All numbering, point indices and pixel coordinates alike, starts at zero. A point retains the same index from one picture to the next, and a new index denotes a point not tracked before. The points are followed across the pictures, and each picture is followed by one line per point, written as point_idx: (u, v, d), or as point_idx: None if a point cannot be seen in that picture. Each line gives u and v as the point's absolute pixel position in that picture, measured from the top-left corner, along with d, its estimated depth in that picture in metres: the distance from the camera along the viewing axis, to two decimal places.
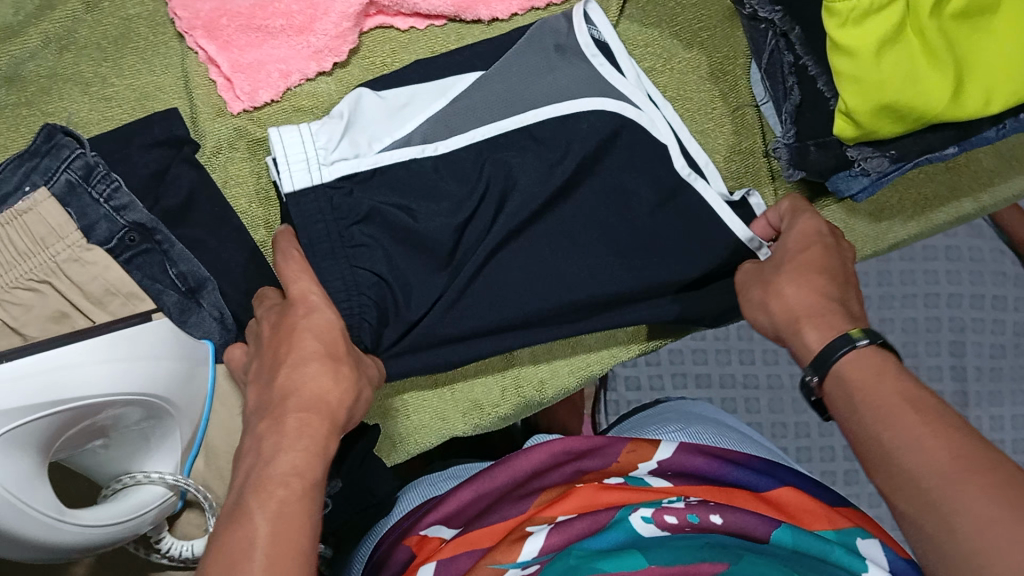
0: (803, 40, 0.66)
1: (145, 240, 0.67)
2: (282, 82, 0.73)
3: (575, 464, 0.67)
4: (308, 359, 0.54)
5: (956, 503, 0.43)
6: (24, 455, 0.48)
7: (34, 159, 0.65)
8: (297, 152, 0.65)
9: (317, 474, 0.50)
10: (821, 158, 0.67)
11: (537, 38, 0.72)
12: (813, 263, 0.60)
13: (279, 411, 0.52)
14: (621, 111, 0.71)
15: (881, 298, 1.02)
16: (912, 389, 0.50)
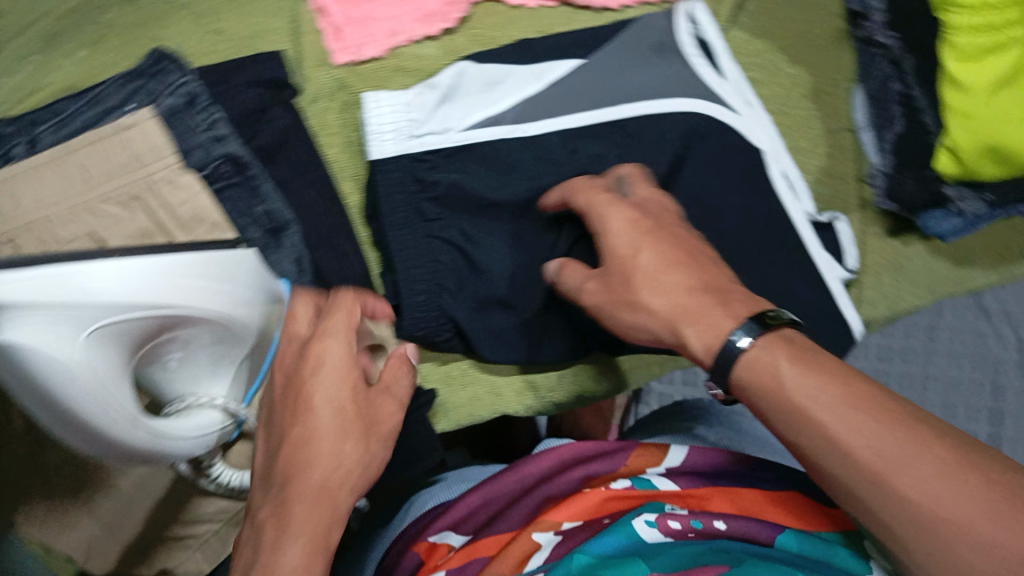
0: (915, 69, 0.66)
1: (237, 173, 0.67)
2: (389, 40, 0.74)
3: (582, 468, 0.64)
4: (310, 437, 0.52)
5: (900, 502, 0.42)
6: (119, 351, 0.48)
7: (141, 80, 0.68)
8: (388, 121, 0.67)
9: (319, 566, 0.49)
10: (917, 191, 0.66)
11: (638, 36, 0.73)
12: (654, 254, 0.55)
13: (274, 509, 0.50)
14: (719, 114, 0.69)
15: (927, 352, 1.01)
16: (822, 378, 0.46)
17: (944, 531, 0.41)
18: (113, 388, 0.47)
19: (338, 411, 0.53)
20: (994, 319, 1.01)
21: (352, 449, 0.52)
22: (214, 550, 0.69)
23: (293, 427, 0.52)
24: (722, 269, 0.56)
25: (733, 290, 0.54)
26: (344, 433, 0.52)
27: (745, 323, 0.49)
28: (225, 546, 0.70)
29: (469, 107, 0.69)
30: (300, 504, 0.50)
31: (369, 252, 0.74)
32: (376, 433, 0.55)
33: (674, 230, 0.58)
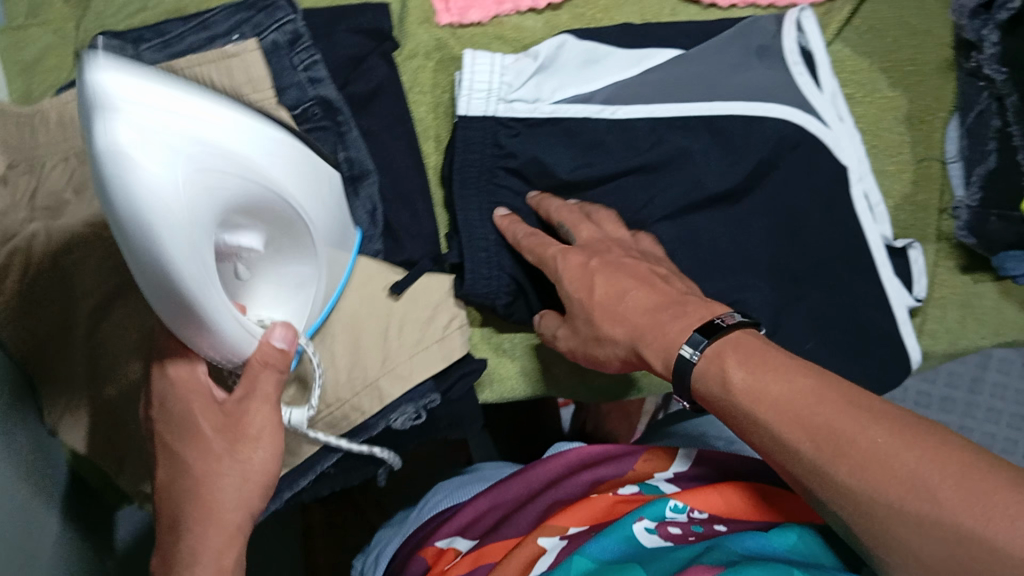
0: (1017, 107, 0.65)
1: (327, 116, 0.69)
2: (494, 8, 0.75)
3: (591, 473, 0.66)
4: (179, 473, 0.53)
5: (835, 486, 0.44)
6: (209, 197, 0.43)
7: (251, 11, 0.69)
8: (483, 79, 0.67)
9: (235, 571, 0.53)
10: (1001, 230, 0.66)
11: (746, 33, 0.71)
12: (624, 281, 0.57)
13: (164, 533, 0.53)
14: (814, 126, 0.69)
15: (943, 399, 1.05)
16: (756, 375, 0.47)
17: (879, 513, 0.42)
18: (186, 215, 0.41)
19: (197, 446, 0.52)
20: None
21: (216, 475, 0.52)
22: None
23: (168, 459, 0.53)
24: (678, 285, 0.57)
25: (689, 298, 0.54)
26: (198, 474, 0.52)
27: (692, 336, 0.50)
28: None
29: (564, 84, 0.69)
30: (182, 538, 0.52)
31: (440, 215, 0.75)
32: (239, 439, 0.52)
33: (625, 259, 0.59)
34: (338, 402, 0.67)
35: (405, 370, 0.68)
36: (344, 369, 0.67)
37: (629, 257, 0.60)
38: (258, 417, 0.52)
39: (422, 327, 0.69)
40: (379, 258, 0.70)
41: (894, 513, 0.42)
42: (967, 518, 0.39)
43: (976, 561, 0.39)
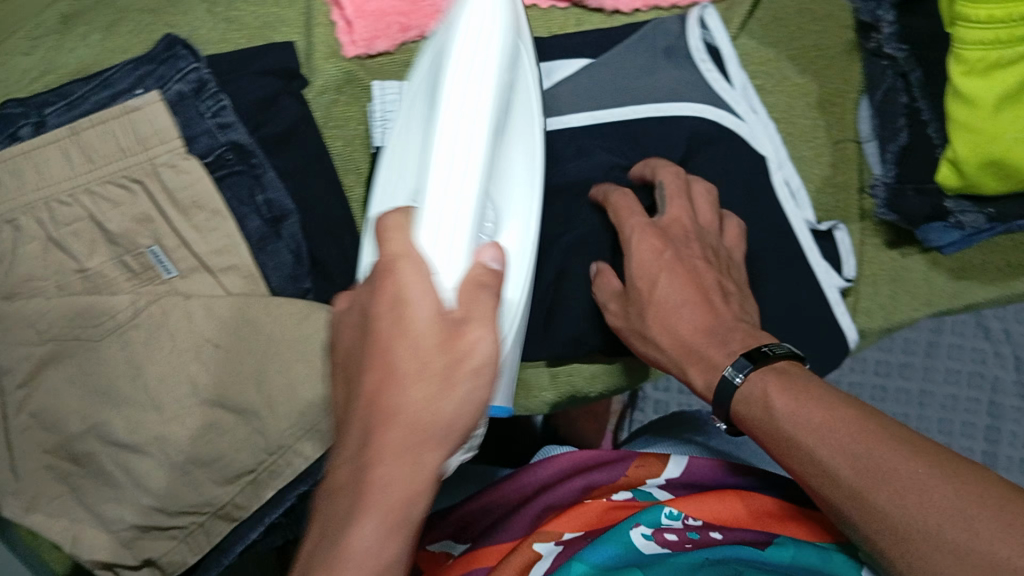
0: (921, 83, 0.66)
1: (240, 161, 0.68)
2: (399, 36, 0.75)
3: (582, 478, 0.65)
4: (393, 384, 0.44)
5: (874, 513, 0.45)
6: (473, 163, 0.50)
7: (152, 65, 0.68)
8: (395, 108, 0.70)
9: (399, 540, 0.43)
10: (918, 205, 0.66)
11: (649, 34, 0.73)
12: (666, 287, 0.59)
13: (357, 458, 0.44)
14: (728, 120, 0.70)
15: (927, 369, 0.99)
16: (799, 400, 0.51)
17: (913, 538, 0.44)
18: (460, 141, 0.50)
19: (420, 361, 0.44)
20: (995, 338, 0.99)
21: (431, 398, 0.44)
22: (201, 543, 0.68)
23: (372, 373, 0.45)
24: (733, 304, 0.60)
25: (741, 325, 0.58)
26: (418, 385, 0.44)
27: (738, 359, 0.54)
28: (209, 541, 0.68)
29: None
30: (378, 471, 0.43)
31: None
32: (464, 368, 0.44)
33: (698, 258, 0.61)
34: (280, 450, 0.67)
35: None
36: (284, 417, 0.66)
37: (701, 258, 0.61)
38: (484, 338, 0.45)
39: None
40: (309, 297, 0.70)
41: (930, 538, 0.43)
42: (1004, 547, 0.41)
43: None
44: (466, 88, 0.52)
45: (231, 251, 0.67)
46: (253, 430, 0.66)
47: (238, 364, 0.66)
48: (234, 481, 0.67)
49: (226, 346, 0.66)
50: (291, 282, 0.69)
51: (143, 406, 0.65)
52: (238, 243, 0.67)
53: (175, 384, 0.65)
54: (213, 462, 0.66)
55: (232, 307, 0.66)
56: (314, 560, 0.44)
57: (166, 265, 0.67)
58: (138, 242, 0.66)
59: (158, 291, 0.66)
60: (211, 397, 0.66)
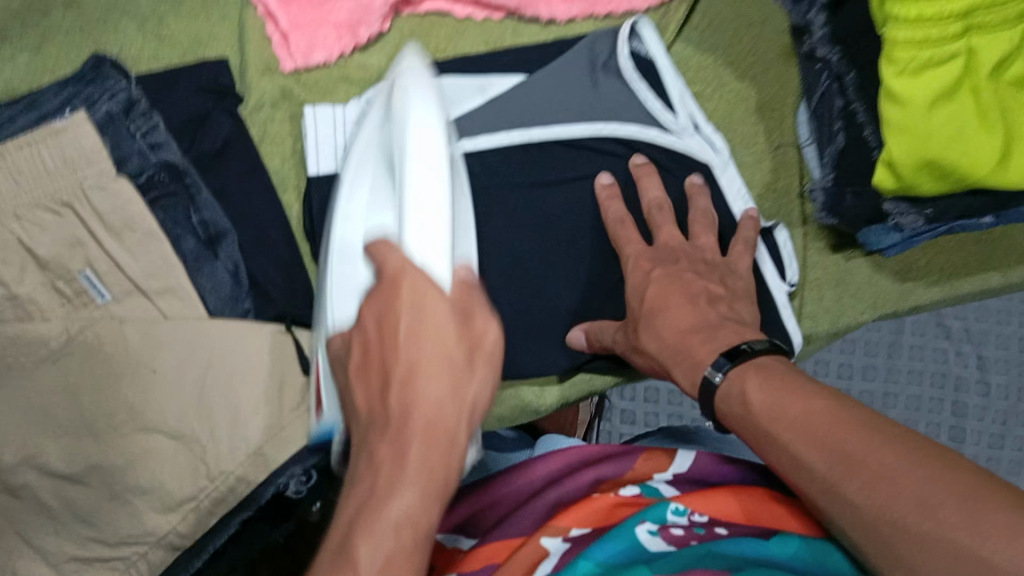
0: (856, 84, 0.65)
1: (174, 181, 0.68)
2: (337, 44, 0.74)
3: (592, 471, 0.63)
4: (421, 371, 0.43)
5: (846, 505, 0.44)
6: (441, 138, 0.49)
7: (80, 85, 0.68)
8: (328, 136, 0.71)
9: (435, 509, 0.43)
10: (856, 207, 0.67)
11: (581, 52, 0.74)
12: (659, 291, 0.63)
13: (392, 439, 0.43)
14: (661, 139, 0.72)
15: (890, 371, 0.94)
16: (773, 395, 0.50)
17: (894, 538, 0.42)
18: (432, 149, 0.48)
19: (442, 351, 0.43)
20: (956, 337, 0.95)
21: (456, 385, 0.43)
22: (143, 573, 0.64)
23: (396, 362, 0.44)
24: (721, 307, 0.62)
25: (726, 322, 0.59)
26: (445, 376, 0.43)
27: (718, 359, 0.55)
28: (152, 570, 0.64)
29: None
30: (411, 452, 0.42)
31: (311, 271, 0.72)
32: (481, 352, 0.45)
33: (689, 272, 0.64)
34: (222, 476, 0.64)
35: (289, 435, 0.66)
36: (224, 439, 0.64)
37: (691, 270, 0.64)
38: (491, 325, 0.46)
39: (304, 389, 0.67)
40: (249, 318, 0.68)
41: (898, 530, 0.42)
42: (966, 537, 0.39)
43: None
44: (430, 109, 0.50)
45: (165, 274, 0.66)
46: (194, 456, 0.64)
47: (172, 390, 0.64)
48: (176, 509, 0.63)
49: (165, 369, 0.64)
50: (232, 303, 0.68)
51: (79, 433, 0.62)
52: (172, 264, 0.66)
53: (113, 410, 0.63)
54: (152, 490, 0.63)
55: (168, 328, 0.65)
56: (354, 539, 0.41)
57: (100, 289, 0.65)
58: (71, 267, 0.64)
59: (92, 317, 0.65)
60: (152, 423, 0.63)
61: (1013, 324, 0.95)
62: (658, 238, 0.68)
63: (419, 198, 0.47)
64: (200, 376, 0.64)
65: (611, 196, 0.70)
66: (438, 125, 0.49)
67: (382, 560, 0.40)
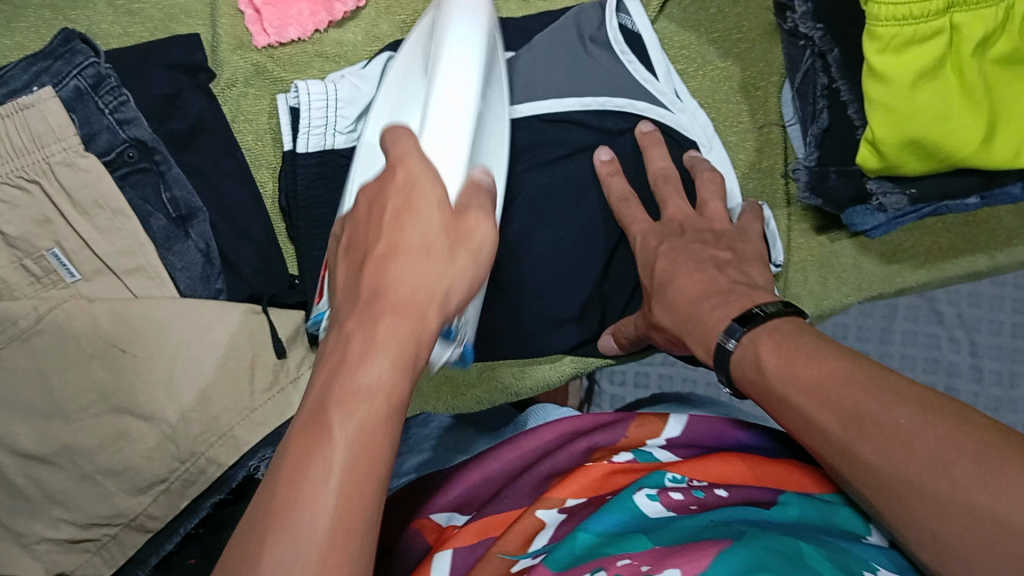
0: (839, 64, 0.64)
1: (143, 158, 0.67)
2: (311, 21, 0.73)
3: (585, 441, 0.60)
4: (398, 248, 0.42)
5: (863, 466, 0.44)
6: (468, 42, 0.54)
7: (48, 60, 0.66)
8: (319, 115, 0.68)
9: (408, 385, 0.40)
10: (840, 187, 0.66)
11: (568, 23, 0.72)
12: (663, 264, 0.63)
13: (363, 312, 0.41)
14: (653, 113, 0.72)
15: (883, 355, 0.88)
16: (789, 359, 0.48)
17: (901, 491, 0.42)
18: (464, 77, 0.52)
19: (426, 238, 0.43)
20: (949, 323, 0.89)
21: (437, 267, 0.42)
22: (114, 556, 0.63)
23: (379, 243, 0.43)
24: (735, 272, 0.61)
25: (737, 287, 0.58)
26: (423, 253, 0.42)
27: (730, 326, 0.53)
28: (125, 553, 0.63)
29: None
30: (386, 322, 0.40)
31: (288, 252, 0.73)
32: (468, 243, 0.44)
33: (694, 244, 0.63)
34: (192, 457, 0.63)
35: (261, 416, 0.65)
36: (195, 420, 0.63)
37: (697, 241, 0.64)
38: (483, 226, 0.45)
39: (275, 364, 0.66)
40: (221, 298, 0.68)
41: (914, 491, 0.41)
42: (983, 495, 0.39)
43: (1000, 542, 0.38)
44: (468, 29, 0.55)
45: (135, 253, 0.65)
46: (165, 438, 0.62)
47: (146, 371, 0.62)
48: (146, 491, 0.62)
49: (134, 351, 0.62)
50: (205, 281, 0.68)
51: (47, 413, 0.61)
52: (143, 243, 0.65)
53: (82, 393, 0.61)
54: (122, 471, 0.62)
55: (139, 307, 0.63)
56: (327, 410, 0.38)
57: (69, 267, 0.64)
58: (38, 246, 0.63)
59: (62, 295, 0.63)
60: (123, 404, 0.62)
61: (1005, 311, 0.89)
62: (665, 212, 0.67)
63: (445, 96, 0.51)
64: (170, 357, 0.63)
65: (612, 171, 0.69)
66: (473, 62, 0.53)
67: (355, 430, 0.37)
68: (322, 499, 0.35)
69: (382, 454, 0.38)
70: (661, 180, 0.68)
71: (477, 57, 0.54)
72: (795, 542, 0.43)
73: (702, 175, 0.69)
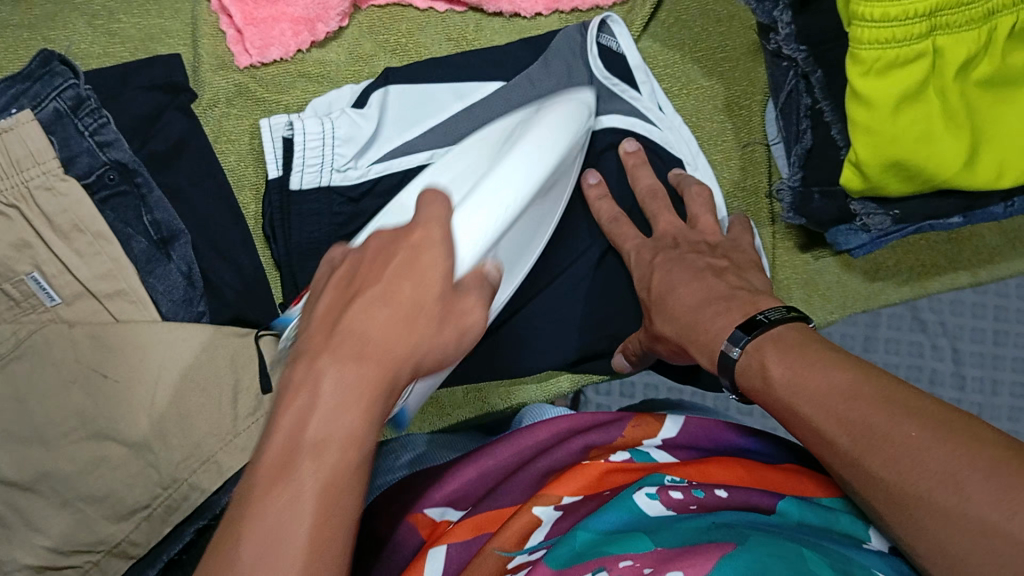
0: (823, 84, 0.64)
1: (124, 180, 0.66)
2: (293, 41, 0.73)
3: (582, 438, 0.59)
4: (389, 301, 0.41)
5: (871, 478, 0.43)
6: (545, 147, 0.56)
7: (25, 83, 0.65)
8: (315, 148, 0.67)
9: (374, 439, 0.39)
10: (824, 208, 0.66)
11: (564, 39, 0.72)
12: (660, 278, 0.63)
13: (336, 359, 0.39)
14: (641, 129, 0.72)
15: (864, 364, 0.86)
16: (795, 368, 0.49)
17: (908, 505, 0.42)
18: (525, 171, 0.53)
19: (419, 303, 0.41)
20: (932, 331, 0.87)
21: (421, 336, 0.41)
22: None
23: (372, 287, 0.42)
24: (734, 279, 0.60)
25: (738, 293, 0.58)
26: (409, 314, 0.41)
27: (735, 333, 0.54)
28: None
29: (388, 138, 0.69)
30: (357, 368, 0.39)
31: (272, 275, 0.73)
32: (456, 321, 0.43)
33: (691, 253, 0.64)
34: (174, 484, 0.62)
35: (245, 441, 0.64)
36: (177, 446, 0.62)
37: (693, 251, 0.64)
38: (478, 313, 0.44)
39: (258, 393, 0.65)
40: (203, 321, 0.67)
41: (922, 504, 0.41)
42: (995, 512, 0.38)
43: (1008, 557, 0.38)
44: (550, 135, 0.56)
45: (115, 276, 0.64)
46: (146, 464, 0.62)
47: (127, 396, 0.62)
48: (128, 517, 0.62)
49: (115, 376, 0.62)
50: (185, 305, 0.67)
51: (27, 442, 0.60)
52: (123, 266, 0.64)
53: (63, 418, 0.61)
54: (103, 498, 0.61)
55: (119, 331, 0.62)
56: (300, 449, 0.37)
57: (48, 291, 0.63)
58: (17, 270, 0.62)
59: (42, 320, 0.63)
60: (104, 429, 0.61)
61: (987, 320, 0.88)
62: (656, 226, 0.67)
63: (499, 180, 0.52)
64: (152, 384, 0.62)
65: (600, 195, 0.69)
66: (545, 162, 0.55)
67: (325, 479, 0.36)
68: (283, 551, 0.35)
69: (344, 521, 0.37)
70: (648, 197, 0.69)
71: (549, 160, 0.55)
72: (799, 548, 0.43)
73: (690, 190, 0.69)
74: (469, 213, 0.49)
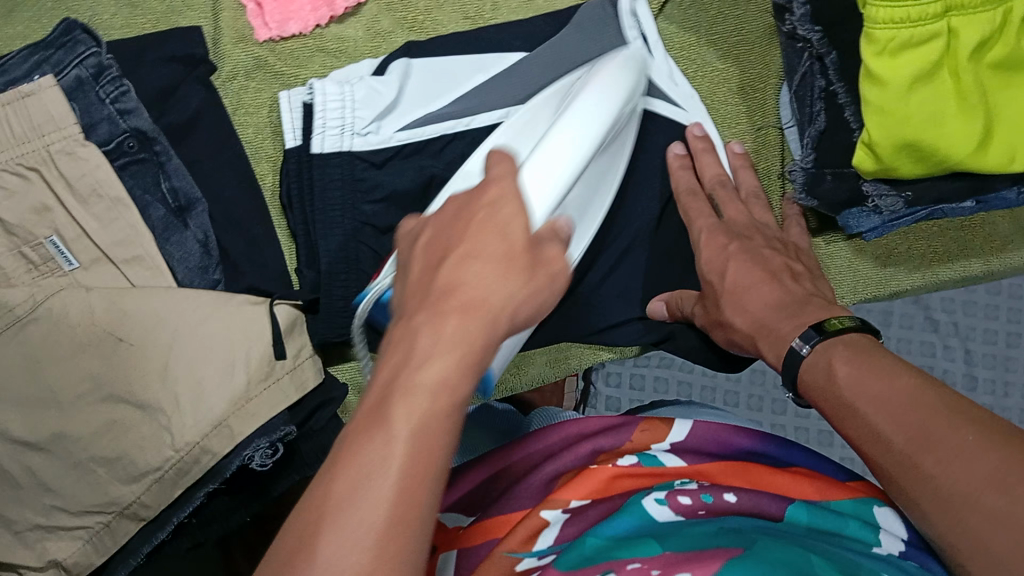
0: (837, 66, 0.64)
1: (143, 149, 0.67)
2: (312, 16, 0.74)
3: (591, 442, 0.59)
4: (476, 254, 0.41)
5: (923, 479, 0.44)
6: (591, 111, 0.59)
7: (48, 50, 0.66)
8: (334, 117, 0.68)
9: (468, 391, 0.38)
10: (834, 189, 0.67)
11: (588, 22, 0.73)
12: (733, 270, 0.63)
13: (428, 305, 0.39)
14: (666, 110, 0.73)
15: None
16: (862, 370, 0.49)
17: (956, 503, 0.42)
18: (576, 131, 0.57)
19: (507, 243, 0.42)
20: (943, 332, 0.86)
21: (510, 283, 0.40)
22: (106, 545, 0.63)
23: (458, 242, 0.42)
24: (804, 284, 0.62)
25: (814, 298, 0.58)
26: (498, 263, 0.41)
27: (807, 331, 0.54)
28: (115, 541, 0.63)
29: (406, 108, 0.70)
30: (461, 318, 0.38)
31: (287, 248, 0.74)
32: (544, 268, 0.42)
33: (762, 247, 0.65)
34: (187, 447, 0.61)
35: (255, 408, 0.63)
36: (189, 411, 0.62)
37: (765, 246, 0.65)
38: (560, 256, 0.43)
39: (272, 358, 0.65)
40: (218, 288, 0.69)
41: (970, 505, 0.42)
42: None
43: None
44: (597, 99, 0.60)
45: (133, 242, 0.65)
46: (158, 427, 0.61)
47: (138, 359, 0.62)
48: (140, 480, 0.62)
49: (130, 340, 0.62)
50: (200, 271, 0.68)
51: (41, 401, 0.61)
52: (141, 233, 0.65)
53: (75, 380, 0.61)
54: (114, 460, 0.61)
55: (135, 296, 0.63)
56: (389, 402, 0.36)
57: (66, 255, 0.64)
58: (37, 233, 0.63)
59: (58, 283, 0.63)
60: (118, 392, 0.61)
61: (999, 320, 0.87)
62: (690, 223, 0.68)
63: (551, 144, 0.56)
64: (165, 348, 0.62)
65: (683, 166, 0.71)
66: (591, 132, 0.58)
67: (416, 425, 0.35)
68: (370, 501, 0.34)
69: (436, 473, 0.36)
70: (717, 186, 0.70)
71: (597, 120, 0.59)
72: (804, 552, 0.43)
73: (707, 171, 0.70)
74: (529, 175, 0.54)
